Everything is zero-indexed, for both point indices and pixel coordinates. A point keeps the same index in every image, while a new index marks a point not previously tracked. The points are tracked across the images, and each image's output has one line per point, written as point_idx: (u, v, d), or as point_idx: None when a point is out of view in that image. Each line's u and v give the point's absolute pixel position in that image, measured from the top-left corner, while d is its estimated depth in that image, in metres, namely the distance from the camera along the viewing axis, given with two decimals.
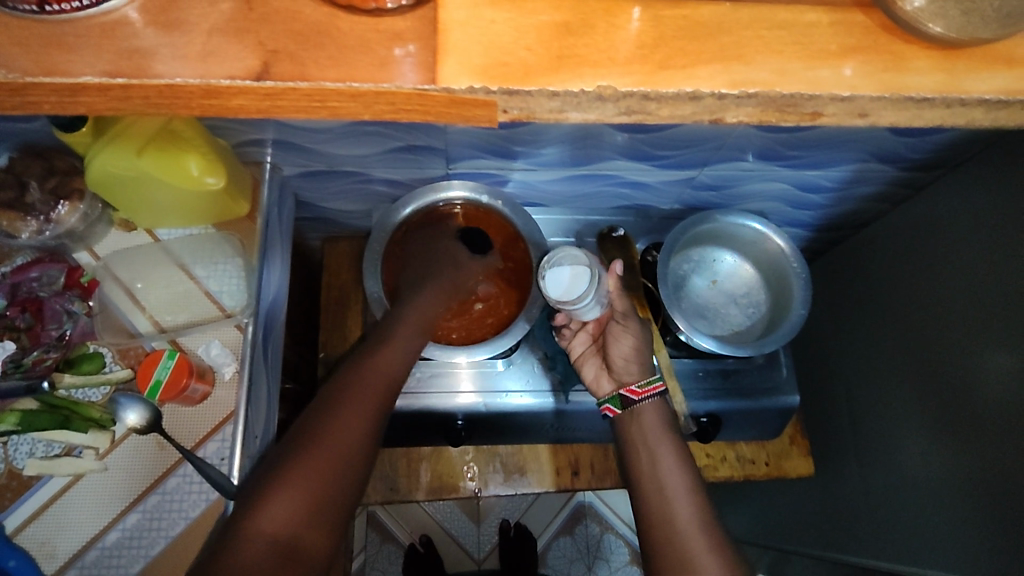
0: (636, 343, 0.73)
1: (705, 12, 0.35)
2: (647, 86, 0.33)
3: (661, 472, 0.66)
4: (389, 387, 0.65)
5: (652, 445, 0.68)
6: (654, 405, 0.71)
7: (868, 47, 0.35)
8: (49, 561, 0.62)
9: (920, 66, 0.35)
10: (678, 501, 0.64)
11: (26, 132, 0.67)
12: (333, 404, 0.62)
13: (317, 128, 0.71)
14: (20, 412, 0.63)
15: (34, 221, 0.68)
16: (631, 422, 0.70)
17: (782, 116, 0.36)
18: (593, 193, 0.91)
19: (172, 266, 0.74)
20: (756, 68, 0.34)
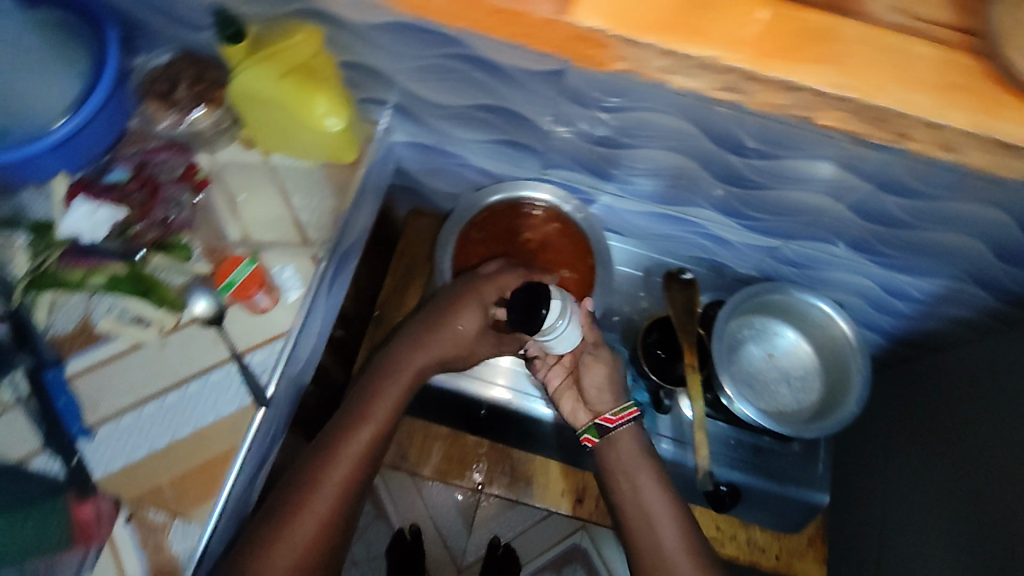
0: (608, 373, 0.76)
1: (825, 20, 0.50)
2: (757, 67, 0.49)
3: (645, 500, 0.69)
4: (361, 461, 0.71)
5: (634, 473, 0.71)
6: (629, 430, 0.73)
7: (968, 89, 0.49)
8: (92, 411, 0.68)
9: (1008, 116, 0.48)
10: (664, 529, 0.68)
11: (193, 41, 0.77)
12: (310, 475, 0.69)
13: (436, 101, 0.77)
14: (109, 274, 0.71)
15: (174, 114, 0.76)
16: (609, 451, 0.73)
17: (880, 128, 0.51)
18: (673, 237, 0.91)
19: (274, 189, 0.80)
20: (854, 79, 0.49)
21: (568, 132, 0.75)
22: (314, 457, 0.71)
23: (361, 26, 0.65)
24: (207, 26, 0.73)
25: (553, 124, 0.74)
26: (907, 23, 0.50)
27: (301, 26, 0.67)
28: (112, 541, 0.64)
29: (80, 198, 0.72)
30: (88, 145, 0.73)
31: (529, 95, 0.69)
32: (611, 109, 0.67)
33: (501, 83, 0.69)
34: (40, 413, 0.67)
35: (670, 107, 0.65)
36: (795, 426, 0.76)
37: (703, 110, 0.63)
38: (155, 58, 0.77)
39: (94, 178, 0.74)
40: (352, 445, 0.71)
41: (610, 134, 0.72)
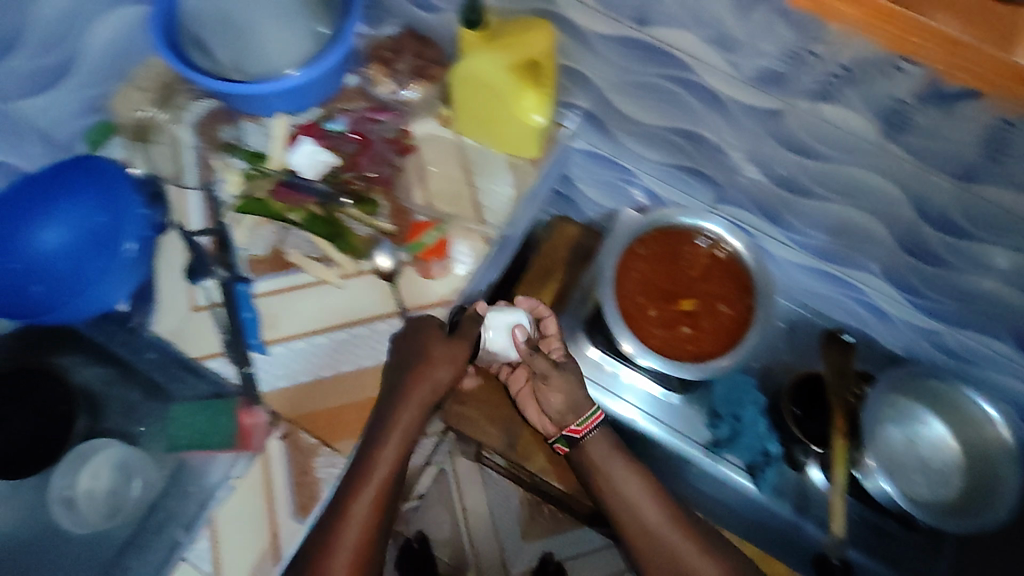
0: (568, 398, 0.76)
1: None
2: None
3: (630, 496, 0.74)
4: (376, 518, 0.66)
5: (607, 466, 0.75)
6: (598, 436, 0.77)
7: None
8: (269, 329, 0.74)
9: None
10: (649, 512, 0.74)
11: (421, 20, 0.83)
12: (326, 528, 0.65)
13: (633, 118, 0.79)
14: (307, 213, 0.77)
15: (393, 83, 0.82)
16: (580, 455, 0.76)
17: None
18: (827, 297, 0.90)
19: (461, 168, 0.84)
20: None
21: (757, 172, 0.75)
22: (327, 512, 0.66)
23: (591, 34, 0.69)
24: (441, 9, 0.79)
25: (744, 161, 0.75)
26: None
27: (539, 24, 0.71)
28: (264, 454, 0.69)
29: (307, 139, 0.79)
30: (314, 94, 0.79)
31: (733, 128, 0.71)
32: (818, 158, 0.68)
33: (709, 111, 0.71)
34: (226, 321, 0.73)
35: (878, 166, 0.65)
36: (932, 515, 0.76)
37: (914, 175, 0.63)
38: (383, 30, 0.84)
39: (318, 124, 0.80)
40: (362, 504, 0.65)
41: (802, 181, 0.73)
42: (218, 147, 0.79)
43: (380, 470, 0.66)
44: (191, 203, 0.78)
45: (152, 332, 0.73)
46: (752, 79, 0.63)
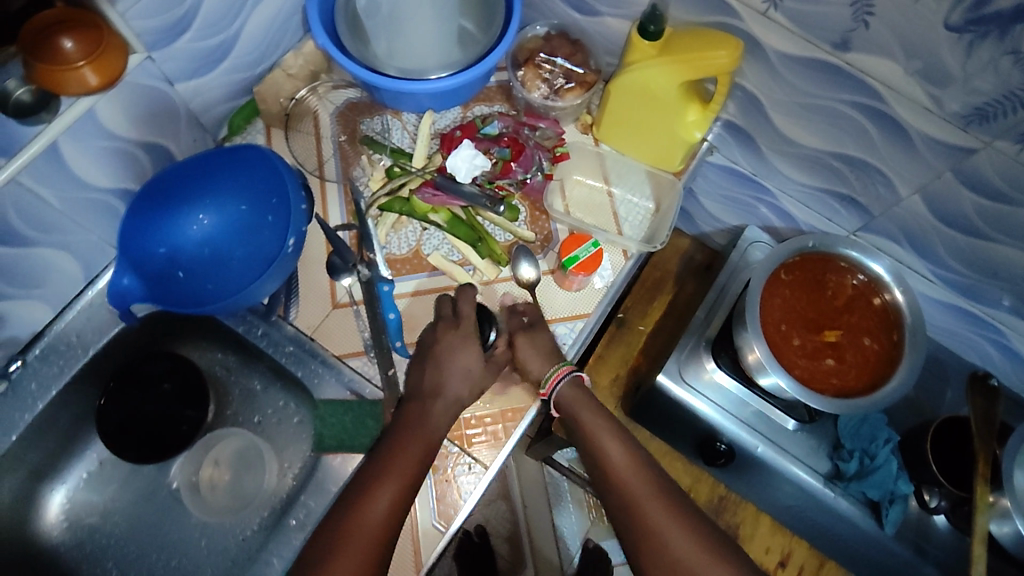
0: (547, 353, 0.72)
1: None
2: None
3: (591, 439, 0.65)
4: (389, 530, 0.55)
5: (600, 442, 0.64)
6: (570, 387, 0.68)
7: None
8: (409, 332, 0.73)
9: None
10: (624, 473, 0.62)
11: (575, 22, 0.80)
12: (332, 536, 0.55)
13: (790, 138, 0.77)
14: (450, 214, 0.76)
15: (545, 86, 0.79)
16: (570, 416, 0.67)
17: None
18: (958, 334, 0.87)
19: (600, 177, 0.83)
20: None
21: (923, 204, 0.73)
22: (331, 516, 0.56)
23: (774, 53, 0.67)
24: (600, 13, 0.77)
25: (910, 193, 0.73)
26: None
27: (723, 41, 0.67)
28: None
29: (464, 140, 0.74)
30: (464, 94, 0.78)
31: (910, 160, 0.69)
32: (1002, 198, 0.66)
33: (886, 139, 0.68)
34: (368, 320, 0.72)
35: None
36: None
37: None
38: (535, 29, 0.81)
39: (472, 129, 0.78)
40: (375, 510, 0.56)
41: (974, 219, 0.70)
42: (360, 142, 0.80)
43: (399, 471, 0.58)
44: (333, 198, 0.78)
45: (293, 325, 0.74)
46: (953, 115, 0.61)
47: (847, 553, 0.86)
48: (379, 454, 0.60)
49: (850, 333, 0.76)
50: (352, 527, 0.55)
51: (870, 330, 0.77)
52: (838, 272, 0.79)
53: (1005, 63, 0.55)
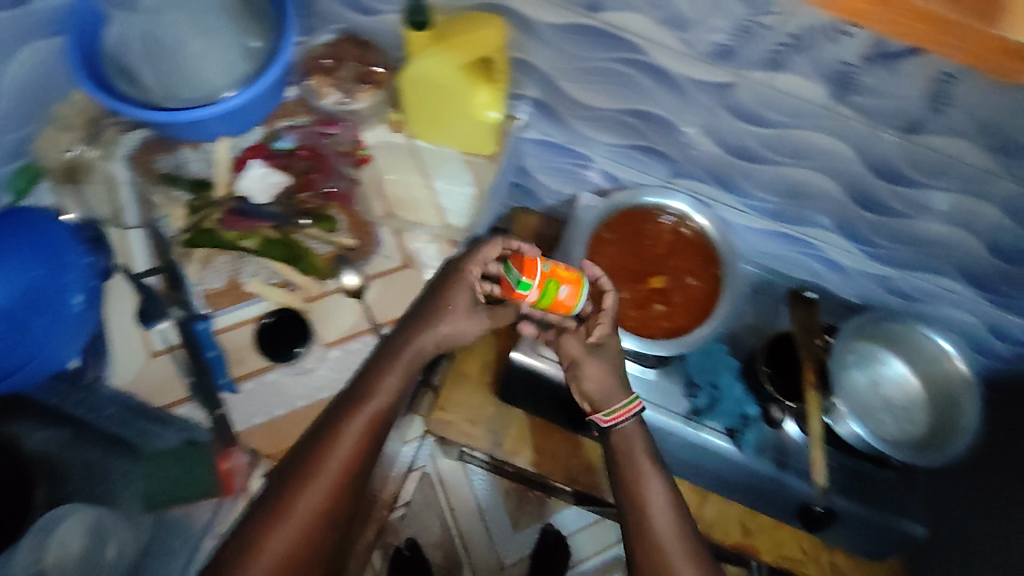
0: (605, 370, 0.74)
1: None
2: None
3: (642, 492, 0.73)
4: (325, 513, 0.62)
5: (639, 485, 0.73)
6: (631, 426, 0.75)
7: None
8: (236, 365, 0.71)
9: None
10: (662, 523, 0.71)
11: (359, 24, 0.80)
12: (269, 515, 0.61)
13: (584, 103, 0.79)
14: (262, 238, 0.74)
15: (336, 92, 0.76)
16: (616, 445, 0.75)
17: None
18: (784, 256, 0.93)
19: (416, 171, 0.81)
20: None
21: (714, 143, 0.77)
22: (296, 463, 0.63)
23: (543, 24, 0.68)
24: (377, 10, 0.75)
25: (700, 135, 0.76)
26: None
27: (485, 16, 0.68)
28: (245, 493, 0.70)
29: (254, 162, 0.75)
30: (255, 112, 0.74)
31: (689, 104, 0.72)
32: (772, 125, 0.69)
33: (661, 89, 0.71)
34: (189, 363, 0.70)
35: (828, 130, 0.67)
36: (903, 450, 0.78)
37: (861, 132, 0.66)
38: (320, 37, 0.79)
39: (266, 144, 0.77)
40: (312, 495, 0.62)
41: (760, 148, 0.74)
42: (156, 179, 0.76)
43: (360, 427, 0.65)
44: (136, 244, 0.75)
45: (111, 384, 0.71)
46: (704, 54, 0.64)
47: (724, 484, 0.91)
48: (341, 412, 0.65)
49: (675, 277, 0.81)
50: (295, 504, 0.61)
51: (693, 269, 0.81)
52: (653, 222, 0.82)
53: (727, 1, 0.57)
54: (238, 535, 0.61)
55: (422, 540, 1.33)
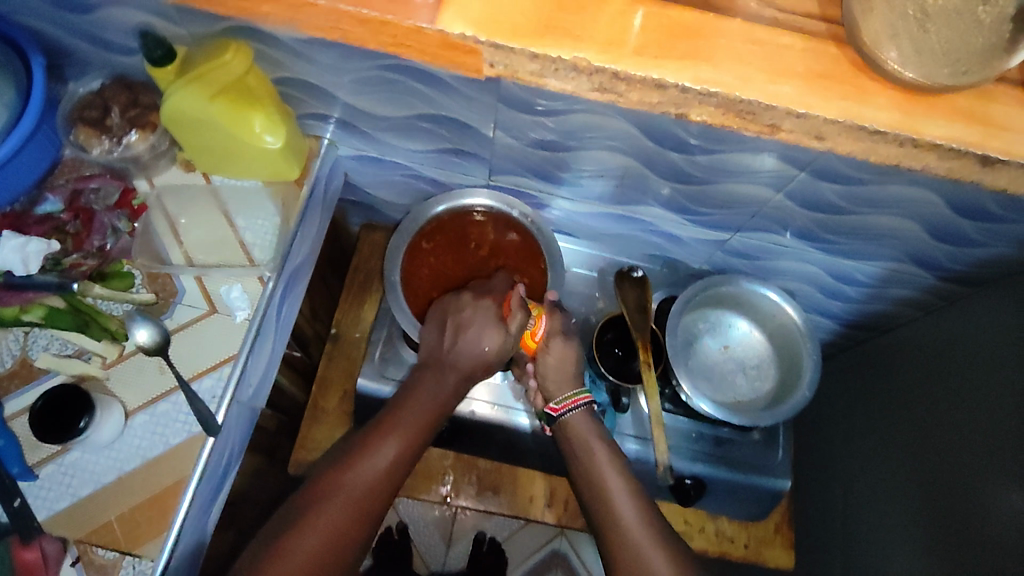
0: (559, 358, 0.78)
1: (731, 27, 0.55)
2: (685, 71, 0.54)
3: (599, 477, 0.70)
4: (323, 566, 0.59)
5: (590, 460, 0.71)
6: (581, 415, 0.75)
7: (859, 73, 0.54)
8: (33, 450, 0.67)
9: (893, 96, 0.54)
10: (624, 509, 0.66)
11: (124, 65, 0.74)
12: (262, 562, 0.58)
13: (378, 114, 0.75)
14: (46, 308, 0.66)
15: (107, 141, 0.72)
16: (562, 435, 0.75)
17: (760, 119, 0.55)
18: (625, 235, 0.91)
19: (216, 211, 0.77)
20: (732, 69, 0.54)
21: (511, 137, 0.74)
22: (313, 488, 0.63)
23: (290, 40, 0.63)
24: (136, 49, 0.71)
25: (494, 131, 0.73)
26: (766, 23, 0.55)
27: (228, 44, 0.64)
28: None
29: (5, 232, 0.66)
30: (13, 179, 0.69)
31: (467, 103, 0.68)
32: (549, 112, 0.66)
33: (439, 93, 0.68)
34: None
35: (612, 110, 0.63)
36: (751, 413, 0.78)
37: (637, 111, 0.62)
38: (85, 85, 0.73)
39: (26, 208, 0.71)
40: (309, 541, 0.60)
41: (553, 137, 0.71)
42: None
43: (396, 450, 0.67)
44: None
45: None
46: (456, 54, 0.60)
47: None
48: (368, 439, 0.67)
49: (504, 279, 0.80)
50: (292, 550, 0.59)
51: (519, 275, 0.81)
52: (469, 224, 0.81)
53: None
54: None
55: None
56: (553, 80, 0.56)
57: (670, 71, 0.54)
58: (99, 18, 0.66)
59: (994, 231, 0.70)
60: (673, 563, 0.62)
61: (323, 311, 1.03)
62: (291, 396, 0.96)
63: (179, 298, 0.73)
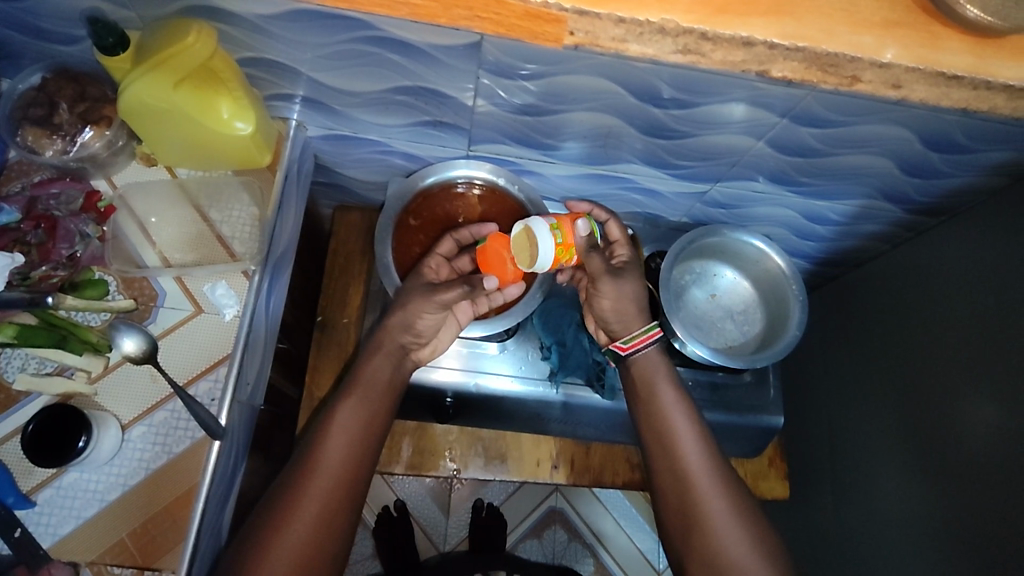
0: (617, 302, 0.76)
1: None
2: (706, 26, 0.47)
3: (665, 421, 0.72)
4: (321, 525, 0.63)
5: (655, 399, 0.74)
6: (651, 352, 0.76)
7: (907, 23, 0.49)
8: (26, 477, 0.63)
9: (956, 46, 0.49)
10: (687, 451, 0.70)
11: (65, 55, 0.67)
12: (261, 537, 0.61)
13: (349, 90, 0.71)
14: (17, 326, 0.62)
15: (60, 141, 0.67)
16: (628, 371, 0.77)
17: (823, 76, 0.49)
18: (606, 195, 0.92)
19: (187, 206, 0.74)
20: (803, 25, 0.48)
21: (490, 105, 0.71)
22: (292, 473, 0.65)
23: (252, 16, 0.58)
24: (81, 37, 0.64)
25: (475, 100, 0.70)
26: None
27: (188, 26, 0.58)
28: None
29: None
30: None
31: (445, 71, 0.65)
32: (531, 76, 0.63)
33: (418, 64, 0.64)
34: None
35: (603, 71, 0.61)
36: (746, 357, 0.80)
37: (627, 71, 0.60)
38: (25, 79, 0.67)
39: None
40: (303, 509, 0.62)
41: (535, 102, 0.68)
42: None
43: (357, 419, 0.69)
44: None
45: None
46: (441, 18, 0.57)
47: (604, 426, 0.92)
48: (331, 412, 0.69)
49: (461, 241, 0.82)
50: (291, 520, 0.62)
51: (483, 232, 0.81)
52: (456, 198, 0.84)
53: None
54: (234, 559, 0.61)
55: (353, 557, 1.29)
56: (637, 45, 0.48)
57: (759, 28, 0.47)
58: (36, 4, 0.59)
59: (962, 163, 0.74)
60: (730, 506, 0.67)
61: (304, 299, 1.00)
62: (283, 390, 0.94)
63: (159, 300, 0.69)
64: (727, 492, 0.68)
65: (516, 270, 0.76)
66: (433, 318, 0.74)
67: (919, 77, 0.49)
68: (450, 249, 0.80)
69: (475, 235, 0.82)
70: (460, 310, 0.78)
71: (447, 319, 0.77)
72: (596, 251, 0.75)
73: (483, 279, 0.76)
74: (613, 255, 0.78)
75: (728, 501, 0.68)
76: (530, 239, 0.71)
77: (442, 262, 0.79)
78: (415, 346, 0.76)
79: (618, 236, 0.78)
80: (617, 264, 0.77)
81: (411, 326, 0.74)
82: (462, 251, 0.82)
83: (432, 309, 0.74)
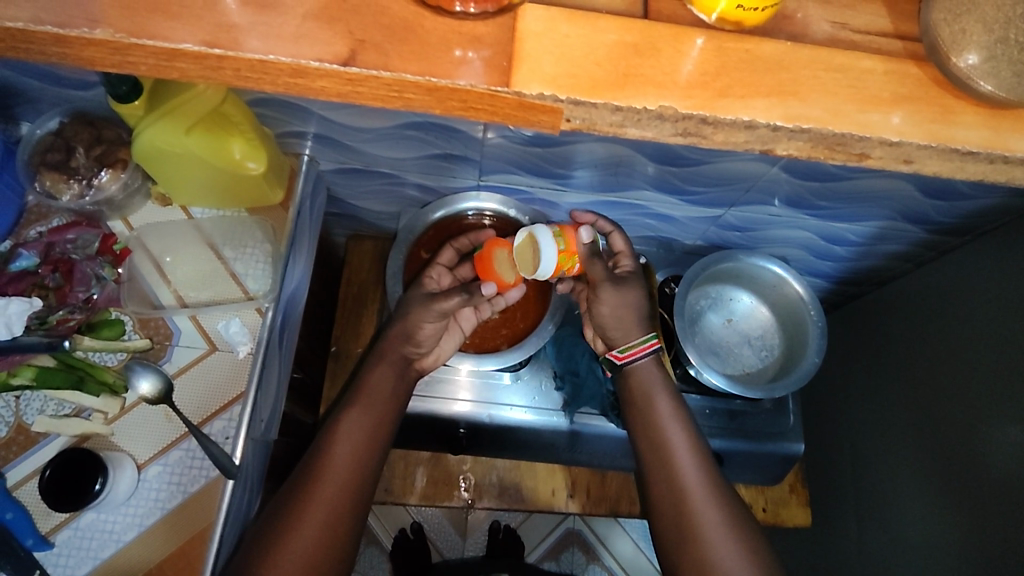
0: (617, 309, 0.74)
1: (766, 48, 0.41)
2: (706, 111, 0.40)
3: (663, 433, 0.71)
4: (327, 540, 0.62)
5: (649, 408, 0.73)
6: (648, 364, 0.75)
7: (919, 97, 0.42)
8: (44, 518, 0.64)
9: (967, 120, 0.41)
10: (685, 463, 0.69)
11: (83, 99, 0.69)
12: (263, 546, 0.60)
13: (360, 126, 0.71)
14: (36, 369, 0.62)
15: (76, 184, 0.69)
16: (626, 380, 0.75)
17: (830, 153, 0.42)
18: (619, 219, 0.91)
19: (202, 245, 0.75)
20: (809, 104, 0.40)
21: (500, 137, 0.71)
22: (297, 482, 0.65)
23: None
24: (94, 82, 0.66)
25: (485, 132, 0.70)
26: (844, 37, 0.43)
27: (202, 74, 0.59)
28: None
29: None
30: None
31: None
32: None
33: None
34: None
35: None
36: (764, 387, 0.79)
37: None
38: (42, 125, 0.69)
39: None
40: (307, 522, 0.62)
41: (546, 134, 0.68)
42: None
43: (361, 431, 0.69)
44: None
45: None
46: None
47: (620, 455, 0.91)
48: (334, 423, 0.69)
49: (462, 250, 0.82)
50: (297, 533, 0.61)
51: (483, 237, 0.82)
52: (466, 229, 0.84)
53: None
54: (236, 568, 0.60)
55: None
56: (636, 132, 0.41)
57: (760, 109, 0.40)
58: None
59: (984, 185, 0.72)
60: (729, 523, 0.66)
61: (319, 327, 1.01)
62: (299, 418, 0.94)
63: (172, 338, 0.70)
64: (739, 518, 0.67)
65: (514, 275, 0.74)
66: (433, 327, 0.74)
67: (930, 153, 0.42)
68: (451, 258, 0.80)
69: (474, 242, 0.82)
70: (461, 316, 0.79)
71: (449, 326, 0.78)
72: (599, 259, 0.73)
73: (482, 286, 0.74)
74: (617, 265, 0.78)
75: (742, 532, 0.66)
76: (534, 246, 0.69)
77: (444, 271, 0.79)
78: (416, 355, 0.76)
79: (623, 248, 0.77)
80: (619, 274, 0.76)
81: (411, 335, 0.74)
82: (463, 259, 0.82)
83: (432, 318, 0.74)
